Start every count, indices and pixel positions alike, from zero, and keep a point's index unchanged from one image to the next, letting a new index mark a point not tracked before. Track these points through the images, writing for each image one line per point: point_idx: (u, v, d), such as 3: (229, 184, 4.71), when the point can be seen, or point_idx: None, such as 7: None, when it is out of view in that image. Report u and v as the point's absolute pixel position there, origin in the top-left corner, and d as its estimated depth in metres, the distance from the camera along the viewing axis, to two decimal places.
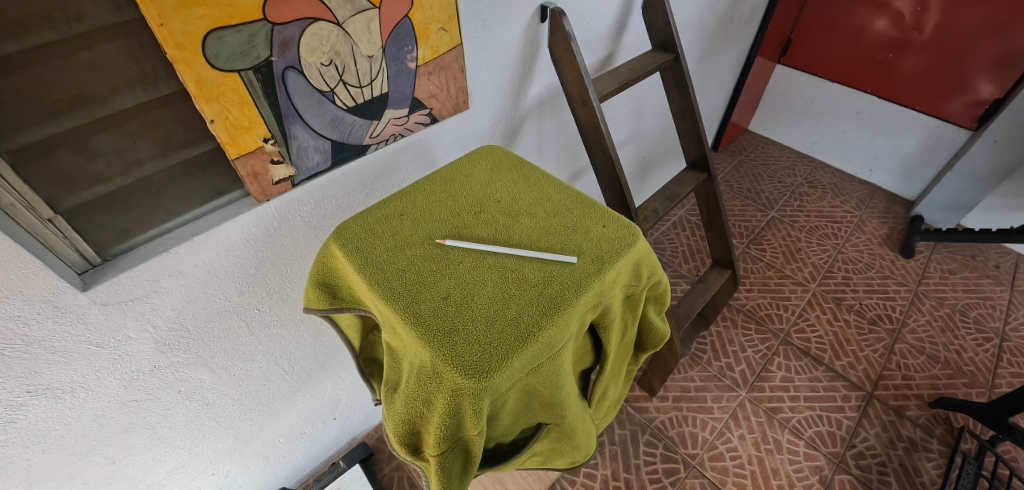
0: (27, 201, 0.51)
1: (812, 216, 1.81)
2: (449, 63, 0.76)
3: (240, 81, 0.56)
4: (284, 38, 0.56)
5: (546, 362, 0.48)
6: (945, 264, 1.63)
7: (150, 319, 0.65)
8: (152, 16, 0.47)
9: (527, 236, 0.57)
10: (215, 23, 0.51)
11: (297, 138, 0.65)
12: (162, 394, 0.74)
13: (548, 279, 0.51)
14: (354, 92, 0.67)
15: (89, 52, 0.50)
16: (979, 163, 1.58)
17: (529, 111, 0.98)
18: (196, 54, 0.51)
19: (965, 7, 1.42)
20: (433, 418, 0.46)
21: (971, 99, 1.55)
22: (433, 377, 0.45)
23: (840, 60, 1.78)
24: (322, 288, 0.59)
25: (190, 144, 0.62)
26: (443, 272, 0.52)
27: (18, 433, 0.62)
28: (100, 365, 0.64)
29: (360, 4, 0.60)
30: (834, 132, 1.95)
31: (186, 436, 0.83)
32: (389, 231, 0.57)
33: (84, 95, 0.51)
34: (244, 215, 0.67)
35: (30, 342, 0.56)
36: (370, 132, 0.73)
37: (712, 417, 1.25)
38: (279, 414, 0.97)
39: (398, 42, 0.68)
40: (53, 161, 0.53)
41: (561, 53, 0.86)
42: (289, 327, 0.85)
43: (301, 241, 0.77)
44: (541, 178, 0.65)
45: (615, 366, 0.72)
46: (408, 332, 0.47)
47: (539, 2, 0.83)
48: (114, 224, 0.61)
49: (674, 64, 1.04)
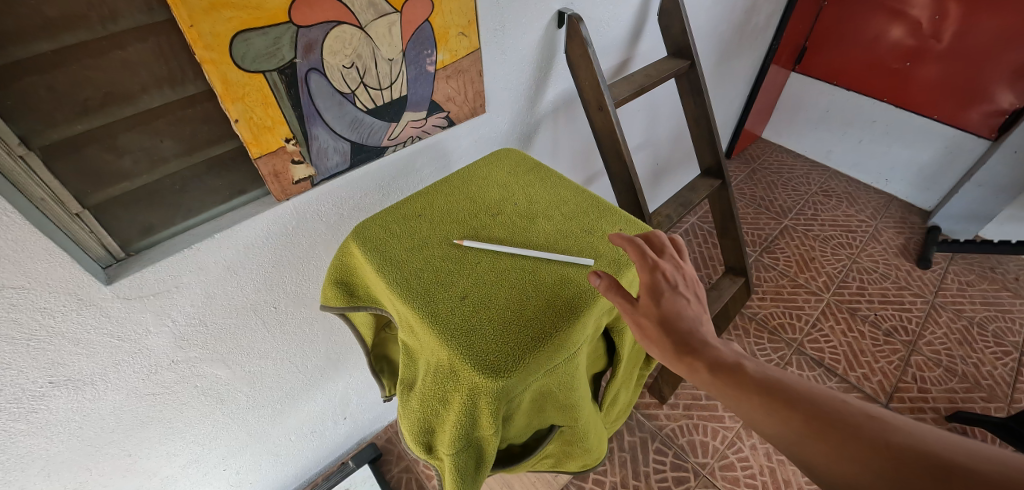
0: (57, 195, 0.53)
1: (826, 225, 1.79)
2: (468, 67, 0.77)
3: (265, 82, 0.57)
4: (308, 40, 0.57)
5: (561, 363, 0.48)
6: (963, 276, 1.60)
7: (170, 314, 0.67)
8: (183, 18, 0.48)
9: (543, 238, 0.57)
10: (243, 25, 0.52)
11: (318, 139, 0.66)
12: (179, 389, 0.75)
13: (565, 281, 0.52)
14: (374, 94, 0.68)
15: (121, 52, 0.51)
16: (998, 174, 1.55)
17: (544, 116, 0.99)
18: (224, 55, 0.52)
19: (984, 15, 1.41)
20: (449, 416, 0.47)
21: (991, 108, 1.53)
22: (451, 375, 0.45)
23: (857, 69, 1.77)
24: (338, 286, 0.60)
25: (214, 143, 0.63)
26: (460, 273, 0.52)
27: (40, 424, 0.63)
28: (121, 358, 0.66)
29: (382, 8, 0.61)
30: (849, 141, 1.93)
31: (201, 431, 0.84)
32: (407, 231, 0.58)
33: (114, 93, 0.53)
34: (264, 213, 0.68)
35: (55, 334, 0.57)
36: (389, 134, 0.74)
37: (722, 426, 1.24)
38: (291, 412, 0.98)
39: (418, 46, 0.69)
40: (82, 158, 0.54)
41: (578, 58, 0.87)
42: (303, 325, 0.86)
43: (318, 240, 0.78)
44: (558, 181, 0.66)
45: (628, 371, 0.72)
46: (426, 331, 0.47)
47: (557, 8, 0.83)
48: (139, 220, 0.62)
49: (690, 71, 1.04)
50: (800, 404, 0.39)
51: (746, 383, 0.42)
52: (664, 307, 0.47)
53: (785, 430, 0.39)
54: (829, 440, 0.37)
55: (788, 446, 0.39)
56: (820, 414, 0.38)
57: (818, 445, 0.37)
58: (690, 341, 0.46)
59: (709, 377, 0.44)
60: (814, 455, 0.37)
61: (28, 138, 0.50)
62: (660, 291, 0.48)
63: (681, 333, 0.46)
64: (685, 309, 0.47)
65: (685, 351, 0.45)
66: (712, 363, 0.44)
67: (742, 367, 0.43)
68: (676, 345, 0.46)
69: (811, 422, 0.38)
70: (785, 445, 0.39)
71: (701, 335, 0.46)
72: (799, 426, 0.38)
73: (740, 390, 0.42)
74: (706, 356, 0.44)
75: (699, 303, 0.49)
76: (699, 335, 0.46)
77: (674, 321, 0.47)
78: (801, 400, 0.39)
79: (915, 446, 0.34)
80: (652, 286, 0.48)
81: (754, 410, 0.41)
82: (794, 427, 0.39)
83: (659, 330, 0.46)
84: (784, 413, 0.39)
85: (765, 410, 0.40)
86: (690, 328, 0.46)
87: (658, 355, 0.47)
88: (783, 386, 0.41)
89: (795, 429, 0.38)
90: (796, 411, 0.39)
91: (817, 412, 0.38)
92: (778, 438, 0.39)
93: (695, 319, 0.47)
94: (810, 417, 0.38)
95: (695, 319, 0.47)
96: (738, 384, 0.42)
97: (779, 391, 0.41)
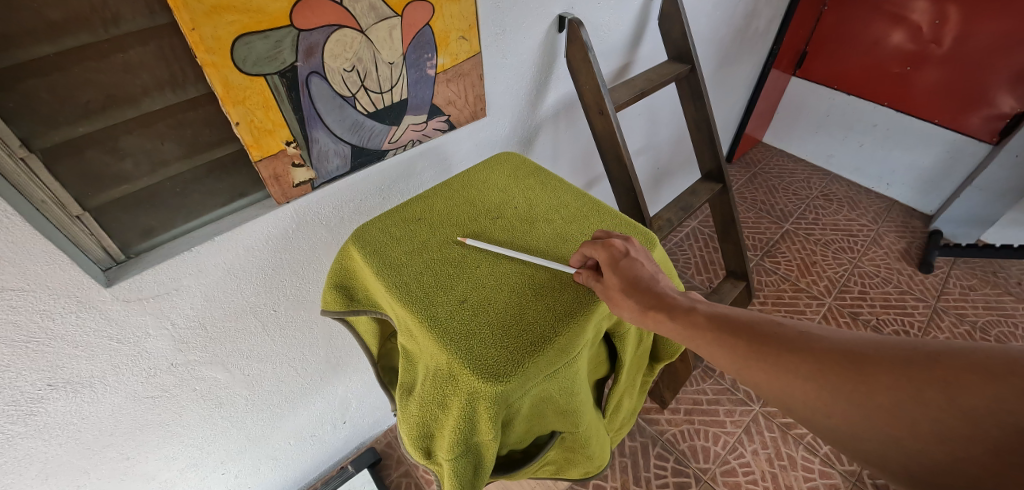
0: (58, 198, 0.53)
1: (828, 229, 1.78)
2: (468, 70, 0.77)
3: (266, 85, 0.57)
4: (309, 44, 0.58)
5: (561, 368, 0.48)
6: (965, 280, 1.59)
7: (170, 317, 0.66)
8: (184, 21, 0.48)
9: (543, 242, 0.57)
10: (244, 28, 0.52)
11: (319, 142, 0.66)
12: (178, 392, 0.75)
13: (565, 285, 0.52)
14: (375, 97, 0.68)
15: (123, 55, 0.51)
16: (999, 178, 1.55)
17: (544, 120, 0.99)
18: (225, 58, 0.53)
19: (984, 20, 1.41)
20: (448, 420, 0.46)
21: (992, 113, 1.53)
22: (450, 379, 0.45)
23: (857, 73, 1.77)
24: (339, 290, 0.60)
25: (215, 146, 0.64)
26: (460, 276, 0.52)
27: (38, 426, 0.63)
28: (120, 361, 0.65)
29: (383, 12, 0.62)
30: (850, 145, 1.93)
31: (200, 434, 0.84)
32: (408, 234, 0.58)
33: (116, 95, 0.53)
34: (264, 216, 0.68)
35: (54, 336, 0.57)
36: (389, 138, 0.74)
37: (724, 431, 1.23)
38: (291, 416, 0.97)
39: (419, 50, 0.69)
40: (83, 160, 0.54)
41: (578, 62, 0.87)
42: (303, 329, 0.86)
43: (318, 243, 0.78)
44: (558, 184, 0.66)
45: (631, 376, 0.71)
46: (424, 334, 0.47)
47: (557, 12, 0.84)
48: (139, 223, 0.62)
49: (690, 75, 1.04)
50: (744, 329, 0.44)
51: (697, 320, 0.46)
52: (625, 271, 0.49)
53: (734, 357, 0.43)
54: (768, 353, 0.41)
55: (738, 370, 0.42)
56: (760, 334, 0.43)
57: (761, 361, 0.41)
58: (651, 295, 0.48)
59: (670, 325, 0.46)
60: (760, 371, 0.41)
61: (30, 140, 0.50)
62: (619, 260, 0.50)
63: (645, 292, 0.48)
64: (641, 268, 0.50)
65: (649, 304, 0.48)
66: (669, 309, 0.47)
67: (695, 308, 0.47)
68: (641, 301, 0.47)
69: (753, 342, 0.42)
70: (734, 370, 0.43)
71: (660, 289, 0.49)
72: (745, 350, 0.42)
73: (696, 327, 0.45)
74: (663, 304, 0.47)
75: (652, 263, 0.52)
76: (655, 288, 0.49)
77: (638, 285, 0.48)
78: (743, 326, 0.44)
79: (834, 342, 0.39)
80: (609, 256, 0.50)
81: (706, 343, 0.45)
82: (742, 352, 0.42)
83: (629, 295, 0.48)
84: (732, 340, 0.43)
85: (717, 340, 0.44)
86: (652, 288, 0.49)
87: (630, 318, 0.48)
88: (728, 319, 0.45)
89: (742, 353, 0.42)
90: (741, 337, 0.43)
91: (758, 333, 0.43)
92: (726, 363, 0.43)
93: (654, 278, 0.50)
94: (753, 338, 0.43)
95: (653, 278, 0.50)
96: (692, 322, 0.46)
97: (726, 323, 0.45)
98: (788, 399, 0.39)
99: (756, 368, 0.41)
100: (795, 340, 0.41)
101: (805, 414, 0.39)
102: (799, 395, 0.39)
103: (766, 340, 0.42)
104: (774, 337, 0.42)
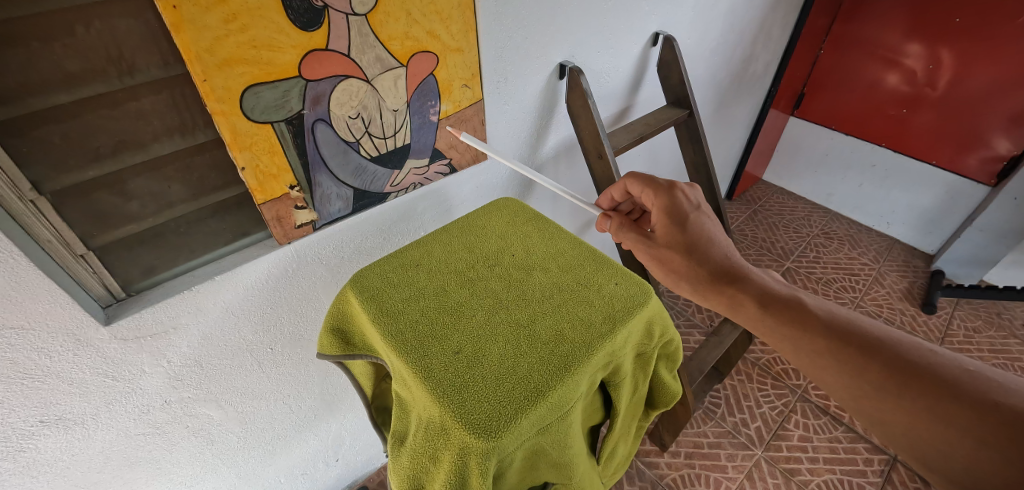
0: (63, 238, 0.53)
1: (828, 268, 1.79)
2: (470, 116, 0.80)
3: (273, 132, 0.59)
4: (316, 93, 0.59)
5: (556, 421, 0.48)
6: (968, 322, 1.58)
7: (166, 355, 0.66)
8: (197, 73, 0.50)
9: (540, 291, 0.57)
10: (254, 79, 0.54)
11: (321, 186, 0.67)
12: (170, 429, 0.74)
13: (559, 337, 0.51)
14: (378, 142, 0.70)
15: (135, 103, 0.53)
16: (1000, 220, 1.55)
17: (545, 162, 1.02)
18: (234, 107, 0.54)
19: (977, 65, 1.45)
20: (438, 474, 0.45)
21: (988, 154, 1.54)
22: (442, 433, 0.45)
23: (855, 114, 1.79)
24: (335, 334, 0.61)
25: (220, 188, 0.65)
26: (455, 327, 0.53)
27: (26, 463, 0.62)
28: (113, 399, 0.65)
29: (389, 63, 0.64)
30: (848, 184, 1.96)
31: (187, 472, 0.82)
32: (406, 280, 0.59)
33: (126, 141, 0.54)
34: (266, 256, 0.69)
35: (50, 373, 0.57)
36: (392, 181, 0.76)
37: (726, 476, 1.20)
38: (283, 453, 0.95)
39: (422, 97, 0.71)
40: (90, 201, 0.55)
41: (578, 108, 0.90)
42: (298, 367, 0.85)
43: (318, 281, 0.78)
44: (555, 232, 0.67)
45: (625, 424, 0.70)
46: (419, 386, 0.47)
47: (558, 61, 0.87)
48: (141, 261, 0.63)
49: (688, 119, 1.10)
50: (876, 351, 0.49)
51: (816, 329, 0.52)
52: (688, 230, 0.63)
53: (860, 380, 0.48)
54: (897, 380, 0.47)
55: (859, 390, 0.48)
56: (892, 356, 0.48)
57: (890, 391, 0.47)
58: (735, 280, 0.59)
59: (764, 316, 0.56)
60: (891, 397, 0.46)
61: (41, 184, 0.51)
62: (678, 209, 0.65)
63: (701, 249, 0.62)
64: (702, 222, 0.64)
65: (729, 287, 0.59)
66: (758, 297, 0.57)
67: (814, 314, 0.54)
68: (688, 254, 0.62)
69: (887, 368, 0.47)
70: (855, 391, 0.49)
71: (736, 263, 0.61)
72: (877, 376, 0.47)
73: (812, 336, 0.52)
74: (757, 296, 0.57)
75: (721, 225, 0.64)
76: (751, 280, 0.59)
77: (695, 243, 0.62)
78: (875, 345, 0.49)
79: (980, 390, 0.43)
80: (673, 204, 0.66)
81: (824, 356, 0.51)
82: (872, 378, 0.48)
83: (673, 242, 0.63)
84: (861, 361, 0.49)
85: (835, 354, 0.50)
86: (702, 238, 0.63)
87: (685, 271, 0.62)
88: (855, 333, 0.51)
89: (871, 379, 0.48)
90: (874, 360, 0.48)
91: (893, 358, 0.48)
92: (844, 385, 0.49)
93: (717, 234, 0.63)
94: (889, 365, 0.47)
95: (716, 238, 0.63)
96: (811, 328, 0.53)
97: (854, 339, 0.50)
98: (912, 428, 0.46)
99: (882, 395, 0.47)
100: (936, 376, 0.46)
101: (917, 445, 0.45)
102: (924, 429, 0.45)
103: (902, 368, 0.47)
104: (911, 366, 0.47)
